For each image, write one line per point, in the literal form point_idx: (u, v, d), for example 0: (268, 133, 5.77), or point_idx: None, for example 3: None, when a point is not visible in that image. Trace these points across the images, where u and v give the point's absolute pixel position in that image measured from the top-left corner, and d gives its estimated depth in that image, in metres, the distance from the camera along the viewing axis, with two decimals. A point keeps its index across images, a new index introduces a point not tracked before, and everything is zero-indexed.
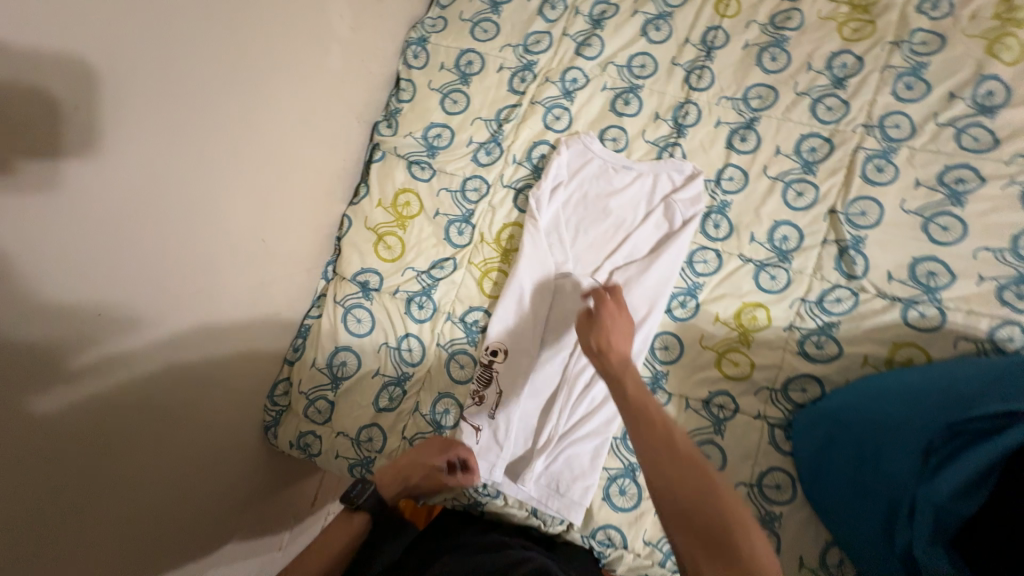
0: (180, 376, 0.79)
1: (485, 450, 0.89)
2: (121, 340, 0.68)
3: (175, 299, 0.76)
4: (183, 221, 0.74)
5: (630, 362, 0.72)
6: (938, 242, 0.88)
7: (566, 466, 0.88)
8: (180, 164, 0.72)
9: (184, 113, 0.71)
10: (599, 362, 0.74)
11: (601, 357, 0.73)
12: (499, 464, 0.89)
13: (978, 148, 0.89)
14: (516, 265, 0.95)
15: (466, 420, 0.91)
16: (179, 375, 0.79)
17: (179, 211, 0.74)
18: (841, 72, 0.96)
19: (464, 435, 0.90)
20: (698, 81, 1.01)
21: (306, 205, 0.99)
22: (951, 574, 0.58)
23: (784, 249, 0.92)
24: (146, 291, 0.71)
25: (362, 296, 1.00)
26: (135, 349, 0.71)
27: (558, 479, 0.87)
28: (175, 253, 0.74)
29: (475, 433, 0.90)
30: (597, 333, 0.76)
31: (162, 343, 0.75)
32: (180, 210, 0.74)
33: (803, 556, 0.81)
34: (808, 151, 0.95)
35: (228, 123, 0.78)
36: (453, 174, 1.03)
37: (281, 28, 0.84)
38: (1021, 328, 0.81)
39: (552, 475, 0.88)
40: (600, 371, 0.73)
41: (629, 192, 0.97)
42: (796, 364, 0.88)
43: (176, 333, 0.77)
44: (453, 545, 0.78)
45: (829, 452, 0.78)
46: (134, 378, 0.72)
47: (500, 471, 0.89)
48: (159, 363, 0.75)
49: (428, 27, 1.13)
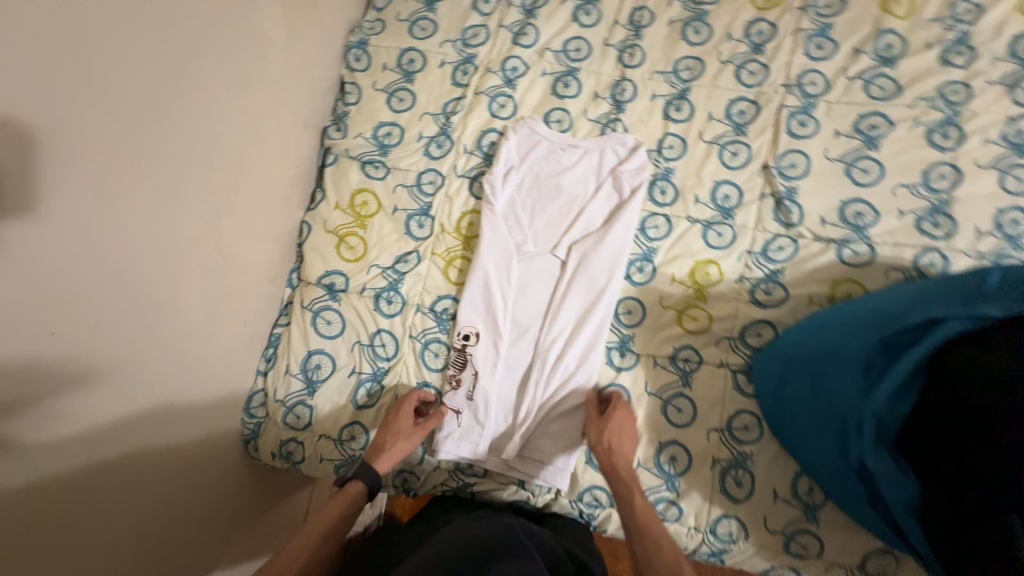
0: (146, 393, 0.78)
1: (468, 431, 0.93)
2: (81, 365, 0.68)
3: (134, 317, 0.75)
4: (135, 239, 0.74)
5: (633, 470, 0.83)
6: (861, 184, 0.95)
7: (547, 435, 0.91)
8: (126, 180, 0.71)
9: (126, 130, 0.71)
10: (605, 459, 0.84)
11: (609, 457, 0.83)
12: (483, 443, 0.92)
13: (885, 96, 0.97)
14: (478, 250, 0.98)
15: (446, 405, 0.94)
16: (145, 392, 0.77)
17: (130, 229, 0.73)
18: (758, 39, 1.04)
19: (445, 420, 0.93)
20: (631, 58, 1.06)
21: (263, 214, 0.98)
22: (897, 473, 0.65)
23: (726, 206, 0.99)
24: (103, 312, 0.70)
25: (329, 298, 1.01)
26: (97, 371, 0.70)
27: (543, 448, 0.91)
28: (130, 272, 0.74)
29: (457, 416, 0.93)
30: (609, 433, 0.85)
31: (123, 361, 0.74)
32: (131, 228, 0.73)
33: (776, 488, 0.86)
34: (737, 114, 1.02)
35: (174, 138, 0.78)
36: (407, 170, 1.05)
37: (219, 39, 0.84)
38: (940, 254, 0.90)
39: (536, 446, 0.91)
40: (605, 468, 0.84)
41: (578, 169, 1.01)
42: (750, 312, 0.94)
43: (141, 353, 0.76)
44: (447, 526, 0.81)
45: (785, 387, 0.84)
46: (98, 401, 0.71)
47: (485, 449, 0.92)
48: (124, 381, 0.74)
49: (367, 30, 1.14)
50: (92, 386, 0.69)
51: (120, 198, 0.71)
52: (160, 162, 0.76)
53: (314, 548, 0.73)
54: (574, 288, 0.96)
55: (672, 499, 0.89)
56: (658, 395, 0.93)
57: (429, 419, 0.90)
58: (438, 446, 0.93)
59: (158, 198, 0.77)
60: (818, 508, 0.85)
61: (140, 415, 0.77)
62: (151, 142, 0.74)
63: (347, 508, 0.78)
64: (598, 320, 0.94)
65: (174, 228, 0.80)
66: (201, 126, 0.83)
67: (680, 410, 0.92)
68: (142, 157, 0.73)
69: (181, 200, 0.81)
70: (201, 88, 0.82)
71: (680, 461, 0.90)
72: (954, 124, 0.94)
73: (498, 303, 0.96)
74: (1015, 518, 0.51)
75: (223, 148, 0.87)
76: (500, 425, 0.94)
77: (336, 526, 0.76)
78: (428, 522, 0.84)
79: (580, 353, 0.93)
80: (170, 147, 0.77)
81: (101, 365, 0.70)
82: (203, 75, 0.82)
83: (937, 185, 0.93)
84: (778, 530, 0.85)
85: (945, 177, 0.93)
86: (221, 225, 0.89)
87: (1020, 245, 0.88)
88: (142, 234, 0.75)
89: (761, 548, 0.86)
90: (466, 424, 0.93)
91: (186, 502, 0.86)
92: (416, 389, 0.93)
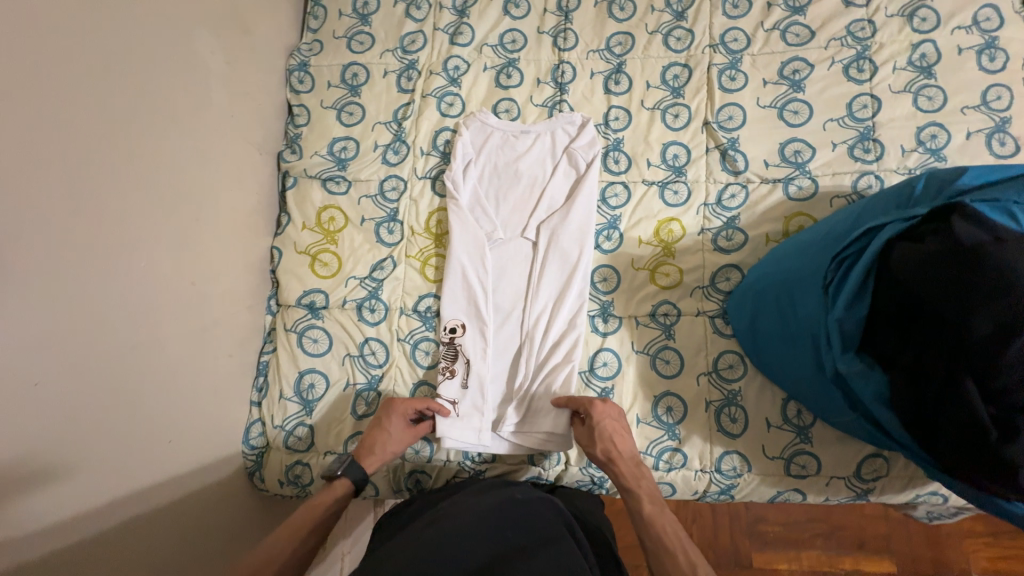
0: (139, 440, 0.77)
1: (465, 418, 0.94)
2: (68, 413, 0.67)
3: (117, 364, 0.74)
4: (105, 282, 0.73)
5: (641, 465, 0.82)
6: (794, 125, 1.02)
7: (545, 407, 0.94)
8: (86, 229, 0.71)
9: (80, 174, 0.70)
10: (611, 470, 0.82)
11: (612, 467, 0.82)
12: (484, 427, 0.94)
13: (802, 41, 1.05)
14: (450, 245, 1.01)
15: (440, 396, 0.94)
16: (137, 440, 0.77)
17: (99, 272, 0.72)
18: (679, 7, 1.10)
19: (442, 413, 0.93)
20: (565, 42, 1.11)
21: (231, 244, 0.98)
22: (863, 368, 0.68)
23: (677, 165, 1.04)
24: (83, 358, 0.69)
25: (312, 317, 1.01)
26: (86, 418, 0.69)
27: (543, 423, 0.92)
28: (105, 320, 0.73)
29: (452, 407, 0.94)
30: (603, 442, 0.84)
31: (112, 411, 0.73)
32: (98, 271, 0.72)
33: (768, 417, 0.92)
34: (672, 78, 1.08)
35: (129, 176, 0.78)
36: (369, 180, 1.06)
37: (159, 73, 0.84)
38: (874, 176, 0.98)
39: (536, 421, 0.93)
40: (614, 479, 0.81)
41: (533, 153, 1.05)
42: (715, 259, 1.00)
43: (128, 400, 0.75)
44: (457, 487, 0.86)
45: (758, 319, 0.89)
46: (89, 457, 0.69)
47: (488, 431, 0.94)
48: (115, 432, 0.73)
49: (306, 51, 1.16)
50: (83, 432, 0.69)
51: (84, 243, 0.70)
52: (118, 203, 0.76)
53: (302, 543, 0.71)
54: (548, 266, 1.00)
55: (676, 446, 0.93)
56: (646, 351, 0.97)
57: (420, 426, 0.91)
58: (442, 435, 0.92)
59: (122, 238, 0.76)
60: (807, 428, 0.92)
61: (136, 458, 0.76)
62: (107, 183, 0.74)
63: (337, 502, 0.77)
64: (576, 292, 0.98)
65: (143, 267, 0.79)
66: (155, 161, 0.82)
67: (668, 362, 0.96)
68: (99, 199, 0.73)
69: (147, 237, 0.80)
70: (148, 123, 0.81)
71: (677, 411, 0.94)
72: (866, 58, 1.02)
73: (478, 292, 0.99)
74: (970, 384, 0.56)
75: (180, 181, 0.87)
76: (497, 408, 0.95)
77: (321, 510, 0.76)
78: (442, 492, 0.86)
79: (564, 326, 0.98)
80: (126, 186, 0.77)
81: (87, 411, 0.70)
82: (148, 115, 0.82)
83: (861, 114, 1.01)
84: (777, 456, 0.91)
85: (867, 106, 1.01)
86: (190, 258, 0.88)
87: (942, 156, 0.97)
88: (111, 276, 0.74)
89: (764, 476, 0.91)
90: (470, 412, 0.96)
91: (202, 535, 0.86)
92: (434, 402, 0.91)
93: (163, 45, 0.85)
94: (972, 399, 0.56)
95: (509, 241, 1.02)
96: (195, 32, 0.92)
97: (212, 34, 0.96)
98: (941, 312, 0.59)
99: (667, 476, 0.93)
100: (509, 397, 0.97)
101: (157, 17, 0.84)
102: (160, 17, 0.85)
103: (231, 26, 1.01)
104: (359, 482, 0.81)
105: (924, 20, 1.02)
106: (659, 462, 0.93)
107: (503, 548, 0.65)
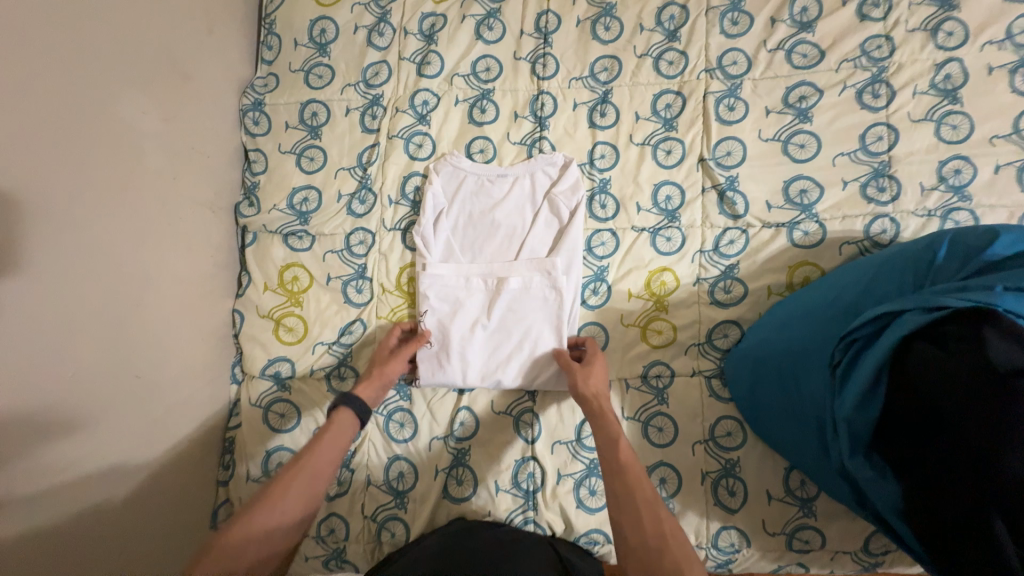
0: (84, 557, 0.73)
1: (455, 314, 0.91)
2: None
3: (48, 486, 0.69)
4: (28, 407, 0.66)
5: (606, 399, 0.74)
6: (800, 161, 0.92)
7: (532, 308, 0.90)
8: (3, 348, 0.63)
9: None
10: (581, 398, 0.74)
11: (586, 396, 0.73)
12: (481, 320, 0.90)
13: (809, 64, 0.93)
14: (421, 303, 0.92)
15: (424, 296, 0.92)
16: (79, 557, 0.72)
17: (20, 398, 0.65)
18: (671, 25, 0.98)
19: (428, 299, 0.91)
20: (544, 70, 1.00)
21: (184, 320, 0.91)
22: (873, 478, 0.61)
23: (670, 208, 0.94)
24: (2, 499, 0.63)
25: (278, 388, 0.95)
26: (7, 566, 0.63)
27: (553, 274, 0.90)
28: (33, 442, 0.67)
29: (426, 320, 0.91)
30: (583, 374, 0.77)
31: (44, 535, 0.68)
32: (17, 396, 0.65)
33: (769, 489, 0.86)
34: (664, 108, 0.97)
35: (48, 281, 0.69)
36: (334, 234, 0.98)
37: (83, 152, 0.75)
38: (890, 219, 0.88)
39: (541, 270, 0.90)
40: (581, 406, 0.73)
41: (511, 200, 0.96)
42: (711, 314, 0.91)
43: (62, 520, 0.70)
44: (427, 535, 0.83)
45: (758, 390, 0.81)
46: None
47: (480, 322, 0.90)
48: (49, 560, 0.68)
49: (260, 88, 1.06)
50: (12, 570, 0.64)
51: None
52: (36, 315, 0.67)
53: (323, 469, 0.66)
54: (534, 322, 0.90)
55: None
56: (637, 418, 0.90)
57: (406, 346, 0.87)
58: (427, 292, 0.91)
59: (45, 352, 0.68)
60: (812, 500, 0.85)
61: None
62: (21, 295, 0.66)
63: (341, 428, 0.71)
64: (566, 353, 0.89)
65: (75, 374, 0.72)
66: (81, 254, 0.74)
67: (661, 429, 0.89)
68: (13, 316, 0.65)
69: (77, 342, 0.73)
70: (76, 210, 0.73)
71: (671, 482, 0.88)
72: (882, 81, 0.91)
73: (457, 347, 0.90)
74: (1000, 524, 0.49)
75: (117, 268, 0.79)
76: (490, 294, 0.91)
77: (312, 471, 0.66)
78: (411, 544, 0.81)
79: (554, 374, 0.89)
80: (46, 291, 0.69)
81: (15, 553, 0.64)
82: (74, 200, 0.73)
83: (875, 148, 0.90)
84: (779, 531, 0.85)
85: (882, 137, 0.90)
86: (133, 351, 0.81)
87: (966, 195, 0.86)
88: (34, 397, 0.67)
89: (765, 551, 0.85)
90: (436, 443, 0.91)
91: None
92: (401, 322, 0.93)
93: (88, 115, 0.76)
94: (1002, 541, 0.49)
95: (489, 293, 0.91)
96: (126, 93, 0.82)
97: (146, 90, 0.86)
98: (968, 438, 0.51)
99: None
100: (487, 453, 0.90)
101: (72, 87, 0.73)
102: (76, 84, 0.74)
103: (167, 76, 0.90)
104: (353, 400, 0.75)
105: (950, 35, 0.89)
106: None
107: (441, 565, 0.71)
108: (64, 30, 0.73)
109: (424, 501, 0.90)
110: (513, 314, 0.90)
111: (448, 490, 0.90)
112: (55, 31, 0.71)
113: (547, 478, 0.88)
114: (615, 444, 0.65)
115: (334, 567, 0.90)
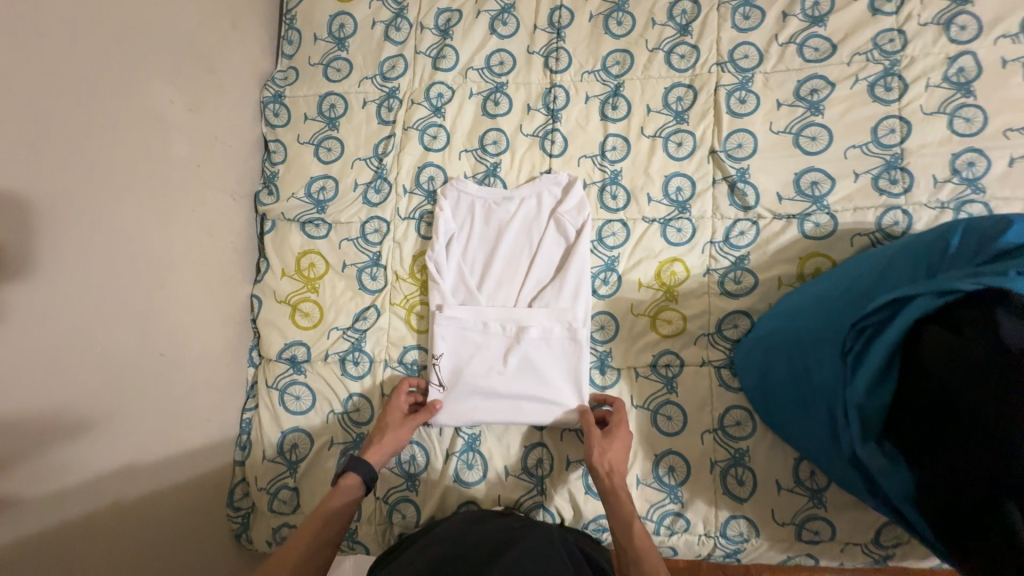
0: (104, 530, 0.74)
1: (470, 356, 0.91)
2: (12, 527, 0.63)
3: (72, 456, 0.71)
4: (54, 379, 0.69)
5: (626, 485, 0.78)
6: (811, 153, 0.93)
7: (545, 344, 0.91)
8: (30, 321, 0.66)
9: (15, 266, 0.64)
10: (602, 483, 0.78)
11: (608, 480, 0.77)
12: (497, 367, 0.91)
13: (821, 57, 0.94)
14: (433, 338, 0.92)
15: (435, 334, 0.92)
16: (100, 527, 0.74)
17: (45, 369, 0.68)
18: (683, 19, 1.00)
19: (439, 338, 0.92)
20: (557, 63, 1.02)
21: (204, 303, 0.94)
22: (886, 465, 0.61)
23: (680, 199, 0.95)
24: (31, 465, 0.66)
25: (294, 371, 0.97)
26: (30, 531, 0.65)
27: (575, 325, 0.90)
28: (59, 413, 0.69)
29: (438, 361, 0.92)
30: (606, 456, 0.80)
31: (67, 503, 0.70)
32: (43, 367, 0.67)
33: (779, 479, 0.86)
34: (676, 101, 0.98)
35: (74, 259, 0.72)
36: (349, 223, 1.00)
37: (113, 137, 0.78)
38: (903, 211, 0.88)
39: (562, 320, 0.91)
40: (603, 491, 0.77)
41: (522, 217, 0.97)
42: (721, 304, 0.92)
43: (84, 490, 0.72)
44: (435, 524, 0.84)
45: (769, 379, 0.81)
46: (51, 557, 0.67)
47: (494, 361, 0.91)
48: (70, 528, 0.70)
49: (280, 81, 1.09)
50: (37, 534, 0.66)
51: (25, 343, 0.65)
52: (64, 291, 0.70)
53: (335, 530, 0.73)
54: (548, 360, 0.90)
55: (678, 510, 0.88)
56: (646, 407, 0.91)
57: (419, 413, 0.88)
58: (438, 331, 0.92)
59: (71, 326, 0.71)
60: (822, 490, 0.85)
61: (100, 556, 0.73)
62: (47, 270, 0.68)
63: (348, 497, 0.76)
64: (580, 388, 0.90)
65: (100, 349, 0.75)
66: (105, 234, 0.76)
67: (670, 418, 0.90)
68: (41, 289, 0.67)
69: (102, 318, 0.76)
70: (104, 192, 0.76)
71: (679, 471, 0.88)
72: (894, 74, 0.91)
73: (469, 387, 0.90)
74: (1014, 509, 0.48)
75: (140, 249, 0.82)
76: (508, 340, 0.91)
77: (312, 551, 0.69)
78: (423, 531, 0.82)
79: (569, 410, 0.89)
80: (75, 268, 0.72)
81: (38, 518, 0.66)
82: (102, 183, 0.76)
83: (887, 140, 0.90)
84: (788, 521, 0.85)
85: (894, 130, 0.90)
86: (155, 330, 0.84)
87: (979, 187, 0.86)
88: (60, 368, 0.69)
89: (774, 542, 0.85)
90: (448, 429, 0.93)
91: None
92: (408, 377, 0.92)
93: (117, 102, 0.79)
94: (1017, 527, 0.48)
95: (501, 332, 0.92)
96: (154, 82, 0.85)
97: (173, 80, 0.89)
98: (979, 422, 0.51)
99: (668, 540, 0.88)
100: (496, 438, 0.92)
101: (102, 74, 0.77)
102: (107, 72, 0.78)
103: (190, 65, 0.93)
104: (366, 475, 0.78)
105: (964, 28, 0.90)
106: (660, 527, 0.88)
107: (453, 551, 0.72)
108: (96, 21, 0.76)
109: (435, 484, 0.91)
110: (527, 352, 0.90)
111: (459, 475, 0.91)
112: (87, 21, 0.75)
113: (556, 463, 0.90)
114: (631, 526, 0.71)
115: (346, 548, 0.92)
